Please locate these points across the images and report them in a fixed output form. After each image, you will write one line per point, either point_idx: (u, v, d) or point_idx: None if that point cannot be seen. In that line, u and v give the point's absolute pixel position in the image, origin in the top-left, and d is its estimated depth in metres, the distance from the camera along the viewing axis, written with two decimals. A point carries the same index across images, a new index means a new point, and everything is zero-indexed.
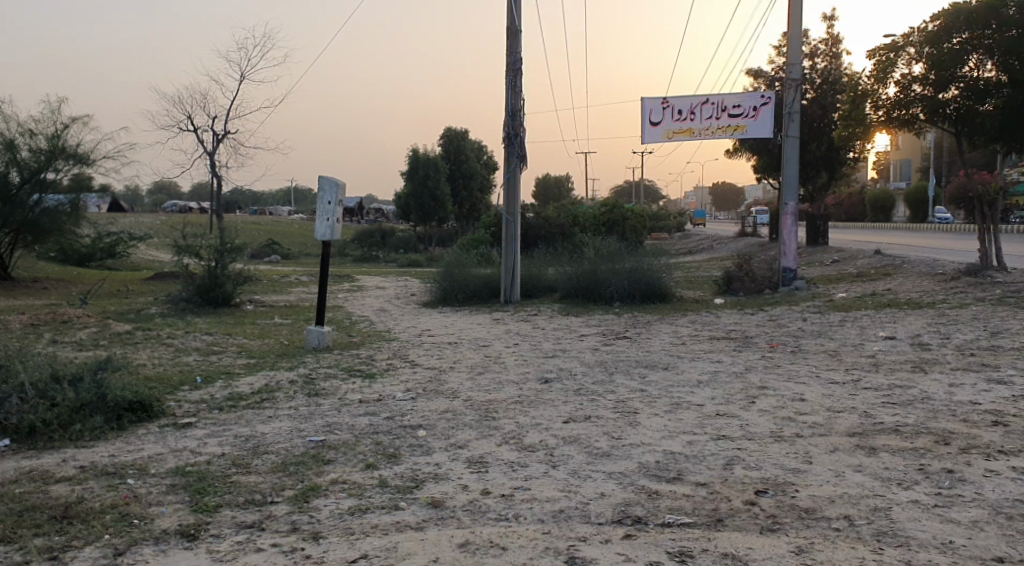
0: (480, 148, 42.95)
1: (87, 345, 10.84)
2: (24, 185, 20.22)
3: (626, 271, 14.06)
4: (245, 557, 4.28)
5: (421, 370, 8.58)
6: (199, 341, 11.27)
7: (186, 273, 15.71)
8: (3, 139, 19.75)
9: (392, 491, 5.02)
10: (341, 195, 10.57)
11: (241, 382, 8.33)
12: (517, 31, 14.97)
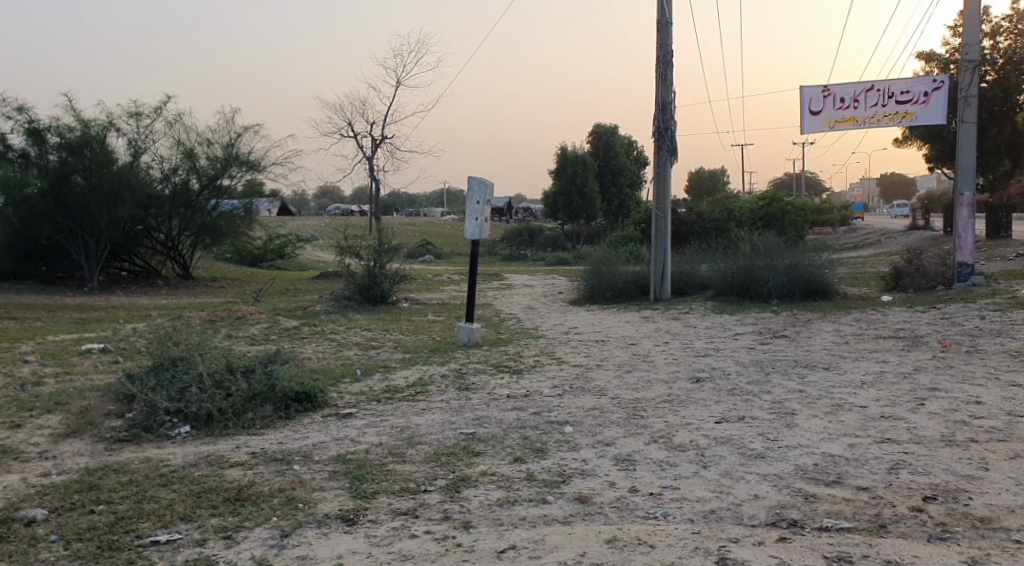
0: (630, 144, 42.65)
1: (258, 340, 11.51)
2: (203, 191, 21.63)
3: (785, 268, 13.59)
4: (400, 543, 4.41)
5: (570, 367, 8.60)
6: (359, 336, 11.74)
7: (347, 272, 16.39)
8: (185, 148, 21.12)
9: (540, 485, 5.05)
10: (489, 194, 10.74)
11: (397, 375, 8.61)
12: (667, 23, 14.76)
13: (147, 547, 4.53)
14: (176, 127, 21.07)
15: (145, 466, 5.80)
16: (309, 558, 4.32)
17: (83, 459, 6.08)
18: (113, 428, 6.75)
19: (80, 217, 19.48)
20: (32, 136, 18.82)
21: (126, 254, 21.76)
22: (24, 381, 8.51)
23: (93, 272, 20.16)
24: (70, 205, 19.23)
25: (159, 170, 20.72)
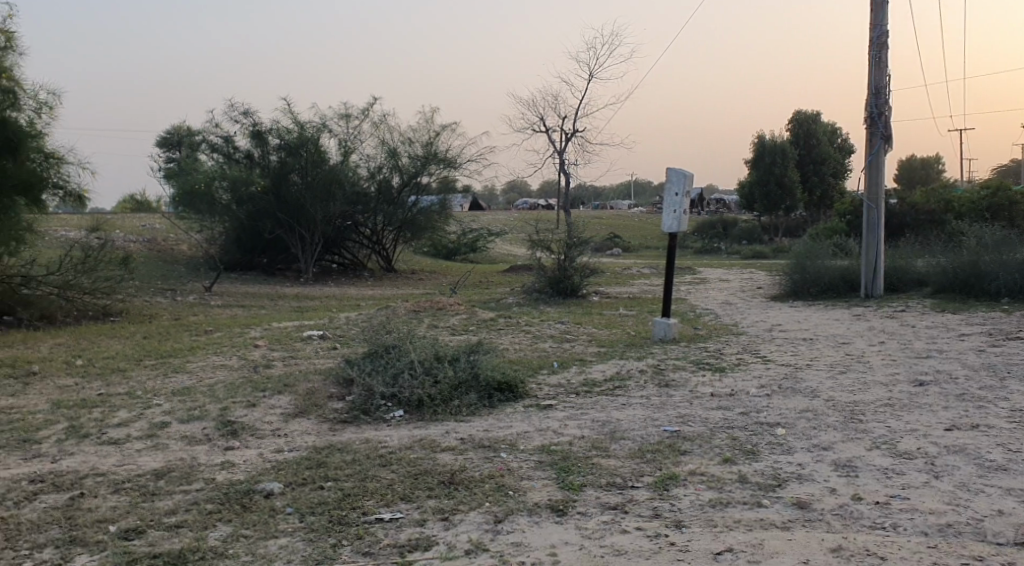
0: (834, 132, 40.61)
1: (458, 330, 11.89)
2: (404, 188, 22.55)
3: (1016, 263, 12.50)
4: (612, 537, 4.41)
5: (776, 366, 8.29)
6: (554, 329, 11.87)
7: (538, 266, 16.62)
8: (388, 147, 22.14)
9: (754, 488, 4.91)
10: (687, 185, 10.52)
11: (594, 369, 8.64)
12: (882, 2, 13.93)
13: (372, 524, 4.78)
14: (381, 127, 22.12)
15: (365, 447, 6.13)
16: (524, 545, 4.41)
17: (310, 438, 6.51)
18: (336, 410, 7.18)
19: (297, 213, 20.97)
20: (256, 138, 20.43)
21: (337, 248, 23.10)
22: (254, 364, 9.22)
23: (309, 264, 21.52)
24: (288, 202, 20.71)
25: (365, 169, 21.88)
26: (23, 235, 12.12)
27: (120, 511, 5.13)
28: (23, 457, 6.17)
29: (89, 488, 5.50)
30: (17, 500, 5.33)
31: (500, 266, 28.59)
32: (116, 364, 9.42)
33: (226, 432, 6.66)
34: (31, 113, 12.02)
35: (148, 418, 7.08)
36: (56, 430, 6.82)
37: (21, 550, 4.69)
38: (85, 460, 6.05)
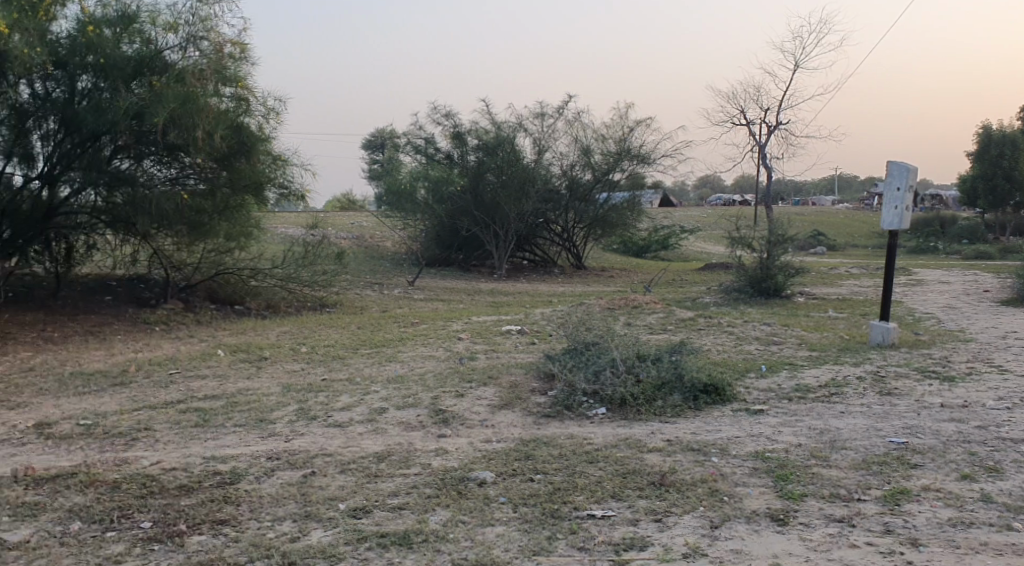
0: None
1: (657, 329, 11.74)
2: (595, 184, 22.42)
3: None
4: (840, 552, 4.22)
5: (1014, 378, 7.60)
6: (758, 330, 11.47)
7: (739, 264, 16.14)
8: (582, 144, 22.10)
9: (1000, 509, 4.53)
10: (911, 180, 9.85)
11: (806, 373, 8.26)
12: None
13: (585, 519, 4.80)
14: (575, 126, 22.19)
15: (571, 442, 6.16)
16: (744, 553, 4.29)
17: (517, 430, 6.62)
18: (539, 404, 7.26)
19: (494, 211, 21.54)
20: (456, 139, 21.16)
21: (528, 244, 23.45)
22: (460, 356, 9.51)
23: (503, 260, 21.93)
24: (485, 200, 21.31)
25: (558, 166, 22.03)
26: (252, 231, 13.10)
27: (348, 490, 5.44)
28: (260, 435, 6.67)
29: (319, 467, 5.86)
30: (258, 474, 5.77)
31: (693, 266, 27.13)
32: (335, 352, 10.00)
33: (438, 420, 6.91)
34: (262, 118, 12.85)
35: (367, 403, 7.45)
36: (287, 411, 7.32)
37: (263, 522, 5.07)
38: (314, 441, 6.46)
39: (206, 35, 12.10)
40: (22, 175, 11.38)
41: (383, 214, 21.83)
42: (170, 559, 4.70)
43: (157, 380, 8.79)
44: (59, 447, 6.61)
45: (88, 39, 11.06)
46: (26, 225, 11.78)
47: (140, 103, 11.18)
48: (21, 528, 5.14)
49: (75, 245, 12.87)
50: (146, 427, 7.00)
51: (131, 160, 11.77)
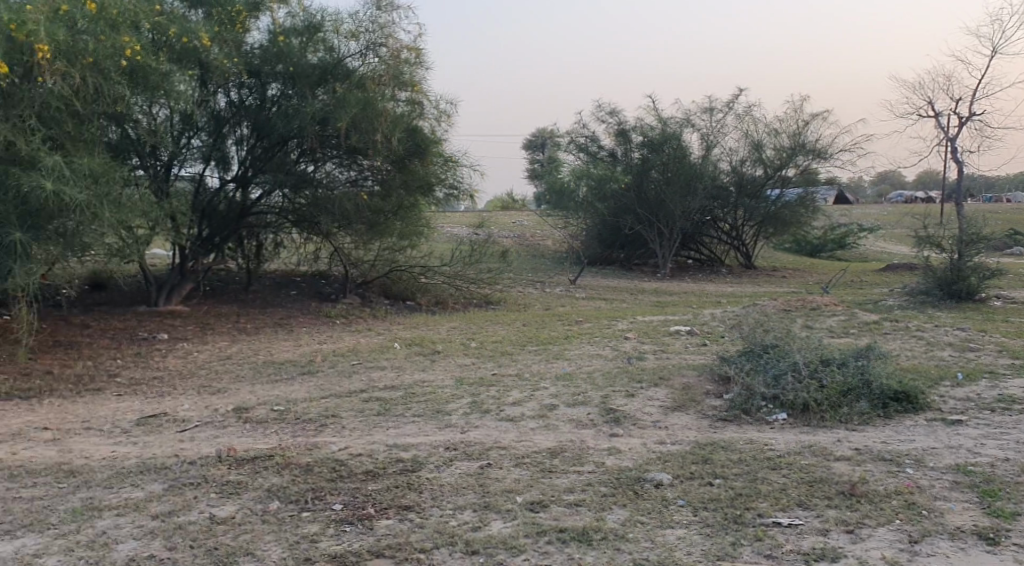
0: None
1: (838, 332, 11.20)
2: (768, 180, 21.67)
3: None
4: None
5: None
6: (951, 336, 10.73)
7: (927, 265, 15.18)
8: (753, 139, 21.39)
9: None
10: None
11: (1010, 383, 7.65)
12: None
13: (770, 526, 4.66)
14: (746, 120, 21.51)
15: (751, 447, 5.97)
16: None
17: (692, 433, 6.48)
18: (715, 408, 7.07)
19: (658, 208, 21.26)
20: (619, 136, 21.05)
21: (695, 242, 22.98)
22: (630, 355, 9.43)
23: (667, 259, 21.49)
24: (650, 198, 21.07)
25: (728, 162, 21.43)
26: (423, 231, 13.48)
27: (524, 483, 5.49)
28: (437, 426, 6.85)
29: (495, 460, 5.95)
30: (438, 463, 5.92)
31: (873, 266, 25.79)
32: (505, 348, 10.13)
33: (611, 419, 6.86)
34: (434, 121, 13.07)
35: (539, 400, 7.50)
36: (462, 404, 7.48)
37: (445, 510, 5.19)
38: (488, 434, 6.57)
39: (385, 41, 12.33)
40: (218, 177, 12.08)
41: (544, 213, 22.05)
42: (361, 541, 4.89)
43: (340, 369, 9.23)
44: (255, 431, 7.04)
45: (278, 49, 11.68)
46: (222, 224, 12.61)
47: (325, 108, 11.71)
48: (225, 505, 5.50)
49: (264, 244, 13.66)
50: (332, 414, 7.34)
51: (315, 163, 12.38)
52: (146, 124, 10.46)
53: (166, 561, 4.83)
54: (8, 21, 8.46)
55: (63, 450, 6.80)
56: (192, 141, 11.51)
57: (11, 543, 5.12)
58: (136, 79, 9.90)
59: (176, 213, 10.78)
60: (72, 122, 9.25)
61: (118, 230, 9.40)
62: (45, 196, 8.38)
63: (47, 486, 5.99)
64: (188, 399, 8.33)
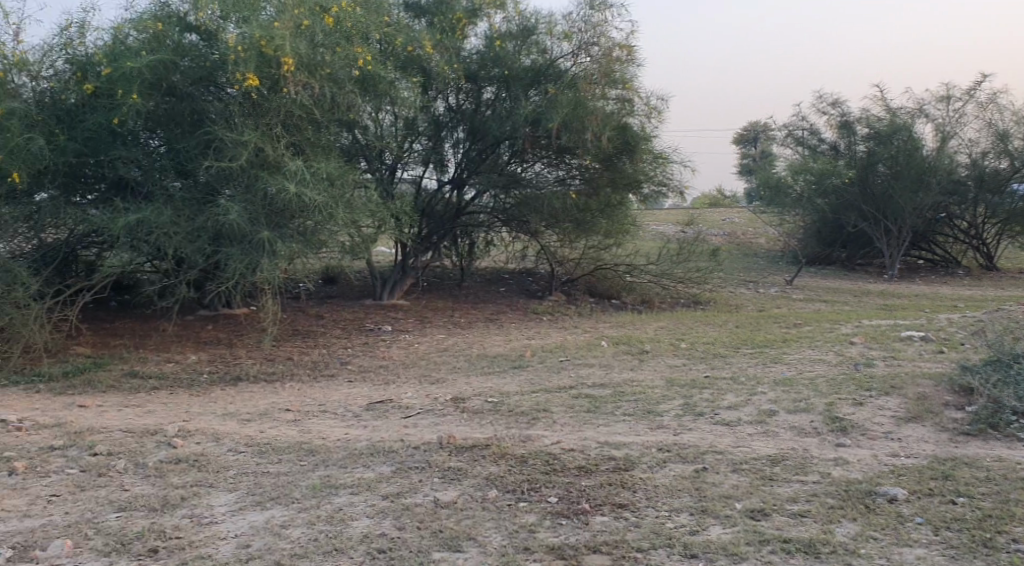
0: None
1: None
2: (1014, 174, 19.76)
3: None
4: None
5: None
6: None
7: None
8: (997, 130, 19.61)
9: None
10: None
11: None
12: None
13: None
14: (989, 108, 19.75)
15: (998, 465, 5.48)
16: None
17: (928, 447, 6.04)
18: (954, 421, 6.55)
19: (885, 205, 19.91)
20: (844, 128, 19.92)
21: (927, 241, 21.42)
22: (854, 361, 8.93)
23: (894, 260, 20.11)
24: (877, 195, 19.83)
25: (967, 155, 19.74)
26: (632, 228, 13.40)
27: (743, 490, 5.34)
28: (649, 426, 6.79)
29: (711, 463, 5.82)
30: (652, 463, 5.87)
31: None
32: (717, 349, 9.88)
33: (836, 428, 6.53)
34: (644, 118, 12.72)
35: (756, 404, 7.26)
36: (674, 405, 7.37)
37: (661, 510, 5.14)
38: (703, 437, 6.43)
39: (597, 40, 12.13)
40: (436, 179, 12.59)
41: (758, 210, 21.37)
42: (577, 535, 4.94)
43: (551, 365, 9.36)
44: (472, 421, 7.28)
45: (495, 53, 11.91)
46: (439, 223, 13.13)
47: (538, 109, 11.81)
48: (448, 490, 5.73)
49: (476, 242, 14.09)
50: (545, 408, 7.45)
51: (527, 164, 12.64)
52: (373, 129, 11.07)
53: (395, 539, 5.09)
54: (259, 36, 9.18)
55: (303, 430, 7.34)
56: (413, 145, 11.93)
57: (261, 513, 5.58)
58: (366, 87, 10.46)
59: (400, 213, 11.31)
60: (311, 129, 9.97)
61: (350, 229, 9.99)
62: (289, 197, 9.15)
63: (289, 463, 6.49)
64: (410, 388, 8.75)
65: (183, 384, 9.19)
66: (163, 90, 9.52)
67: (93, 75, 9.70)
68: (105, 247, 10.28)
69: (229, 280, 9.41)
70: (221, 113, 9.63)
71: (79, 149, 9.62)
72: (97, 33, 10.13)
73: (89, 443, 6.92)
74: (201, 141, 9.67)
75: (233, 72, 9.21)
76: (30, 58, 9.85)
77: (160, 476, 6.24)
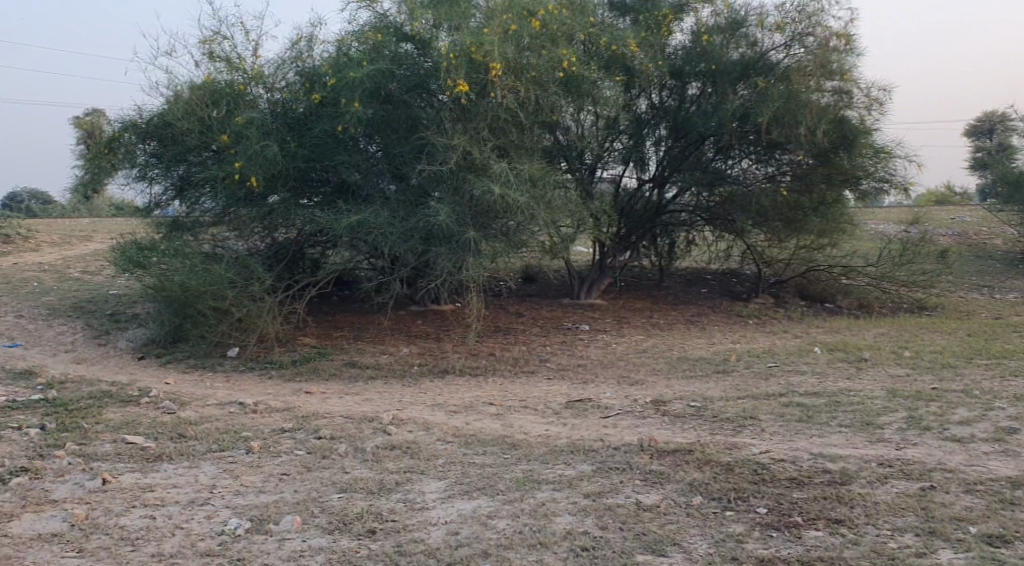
0: None
1: None
2: None
3: None
4: None
5: None
6: None
7: None
8: None
9: None
10: None
11: None
12: None
13: None
14: None
15: None
16: None
17: None
18: None
19: None
20: None
21: None
22: None
23: None
24: None
25: None
26: (847, 228, 12.70)
27: (978, 513, 4.96)
28: (868, 439, 6.43)
29: (939, 482, 5.43)
30: (871, 479, 5.54)
31: None
32: (946, 359, 9.19)
33: None
34: (864, 110, 11.99)
35: (993, 421, 6.70)
36: (896, 418, 6.93)
37: (882, 529, 4.87)
38: (929, 453, 6.02)
39: (813, 30, 11.65)
40: (637, 178, 12.45)
41: (995, 209, 19.70)
42: (790, 549, 4.76)
43: (758, 371, 9.06)
44: (676, 424, 7.18)
45: (702, 49, 11.65)
46: (641, 222, 13.00)
47: (747, 103, 11.42)
48: (651, 493, 5.68)
49: (676, 243, 13.81)
50: (752, 415, 7.23)
51: (733, 160, 12.27)
52: (577, 130, 11.11)
53: (599, 539, 5.09)
54: (469, 43, 9.52)
55: (507, 425, 7.50)
56: (615, 144, 11.87)
57: (468, 502, 5.76)
58: (570, 88, 10.48)
59: (600, 213, 11.24)
60: (517, 131, 10.18)
61: (550, 229, 10.04)
62: (494, 197, 9.37)
63: (495, 455, 6.66)
64: (611, 388, 8.74)
65: (395, 375, 9.65)
66: (381, 98, 10.01)
67: (320, 85, 10.37)
68: (327, 246, 10.97)
69: (437, 278, 9.77)
70: (433, 118, 10.03)
71: (305, 155, 10.32)
72: (323, 45, 10.83)
73: (314, 427, 7.41)
74: (414, 146, 10.11)
75: (445, 78, 9.58)
76: (266, 71, 10.75)
77: (376, 461, 6.58)
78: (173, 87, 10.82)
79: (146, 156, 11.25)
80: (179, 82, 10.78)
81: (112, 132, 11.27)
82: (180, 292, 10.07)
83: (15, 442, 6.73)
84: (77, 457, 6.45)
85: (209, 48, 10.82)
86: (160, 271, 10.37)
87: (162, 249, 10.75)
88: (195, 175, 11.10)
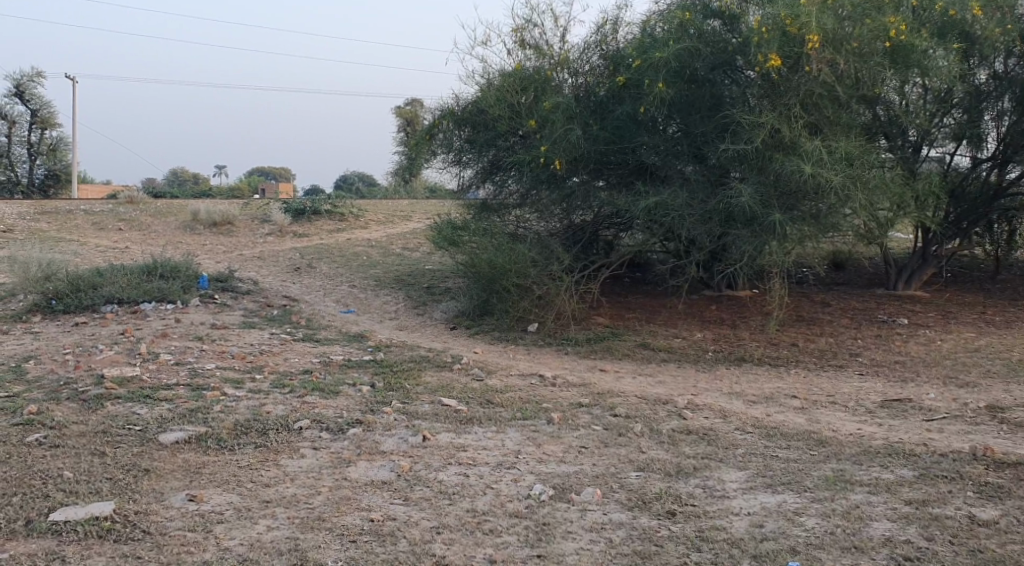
0: None
1: None
2: None
3: None
4: None
5: None
6: None
7: None
8: None
9: None
10: None
11: None
12: None
13: None
14: None
15: None
16: None
17: None
18: None
19: None
20: None
21: None
22: None
23: None
24: None
25: None
26: None
27: None
28: None
29: None
30: None
31: None
32: None
33: None
34: None
35: None
36: None
37: None
38: None
39: None
40: (970, 157, 11.26)
41: None
42: None
43: None
44: (1015, 434, 6.41)
45: None
46: (974, 207, 11.67)
47: None
48: (987, 507, 5.12)
49: (1018, 229, 12.36)
50: None
51: None
52: (901, 104, 10.12)
53: (925, 550, 4.66)
54: (785, 15, 9.04)
55: (813, 420, 7.11)
56: (945, 119, 10.79)
57: (773, 495, 5.51)
58: (897, 60, 9.63)
59: (926, 195, 10.24)
60: (835, 107, 9.53)
61: (868, 212, 9.31)
62: (804, 177, 8.86)
63: (800, 450, 6.33)
64: (935, 389, 7.98)
65: (691, 359, 9.50)
66: (686, 77, 9.79)
67: (624, 67, 10.32)
68: (624, 228, 11.03)
69: (738, 263, 9.47)
70: (738, 96, 9.67)
71: (607, 137, 10.37)
72: (629, 27, 10.87)
73: (610, 405, 7.48)
74: (719, 125, 9.79)
75: (756, 54, 9.20)
76: (572, 56, 10.96)
77: (674, 444, 6.50)
78: (487, 75, 11.38)
79: (461, 142, 11.91)
80: (493, 71, 11.31)
81: (432, 120, 12.06)
82: (489, 270, 10.61)
83: (351, 396, 7.43)
84: (401, 414, 6.99)
85: (520, 37, 11.24)
86: (471, 249, 10.96)
87: (472, 229, 11.37)
88: (504, 160, 11.55)
